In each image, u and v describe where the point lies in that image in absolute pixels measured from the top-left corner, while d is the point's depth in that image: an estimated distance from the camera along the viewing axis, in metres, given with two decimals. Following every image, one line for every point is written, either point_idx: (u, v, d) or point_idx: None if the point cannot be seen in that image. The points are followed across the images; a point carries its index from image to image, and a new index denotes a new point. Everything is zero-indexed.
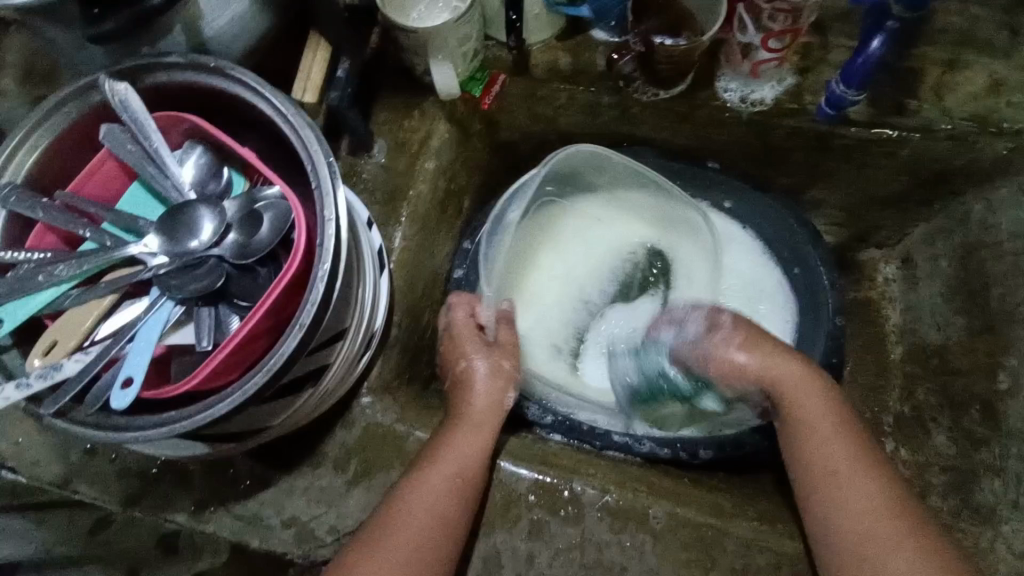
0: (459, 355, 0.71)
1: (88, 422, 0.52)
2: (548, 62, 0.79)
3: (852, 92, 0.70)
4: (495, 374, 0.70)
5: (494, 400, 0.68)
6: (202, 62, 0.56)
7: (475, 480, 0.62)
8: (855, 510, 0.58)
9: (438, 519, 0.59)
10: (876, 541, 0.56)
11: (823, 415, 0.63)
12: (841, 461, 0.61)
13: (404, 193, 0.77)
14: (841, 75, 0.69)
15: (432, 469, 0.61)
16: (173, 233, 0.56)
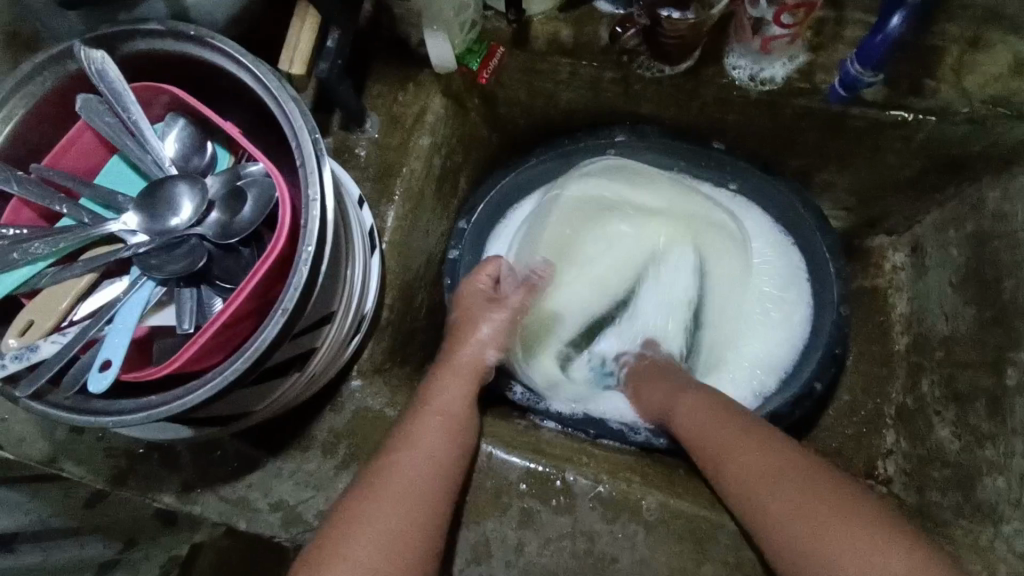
0: (466, 317, 0.72)
1: (65, 405, 0.50)
2: (549, 35, 0.76)
3: (868, 73, 0.66)
4: (498, 334, 0.71)
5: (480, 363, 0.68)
6: (182, 30, 0.53)
7: (461, 426, 0.62)
8: (750, 478, 0.58)
9: (433, 467, 0.59)
10: (776, 501, 0.55)
11: (697, 408, 0.66)
12: (730, 434, 0.61)
13: (397, 170, 0.75)
14: (857, 54, 0.66)
15: (410, 424, 0.61)
16: (152, 211, 0.54)
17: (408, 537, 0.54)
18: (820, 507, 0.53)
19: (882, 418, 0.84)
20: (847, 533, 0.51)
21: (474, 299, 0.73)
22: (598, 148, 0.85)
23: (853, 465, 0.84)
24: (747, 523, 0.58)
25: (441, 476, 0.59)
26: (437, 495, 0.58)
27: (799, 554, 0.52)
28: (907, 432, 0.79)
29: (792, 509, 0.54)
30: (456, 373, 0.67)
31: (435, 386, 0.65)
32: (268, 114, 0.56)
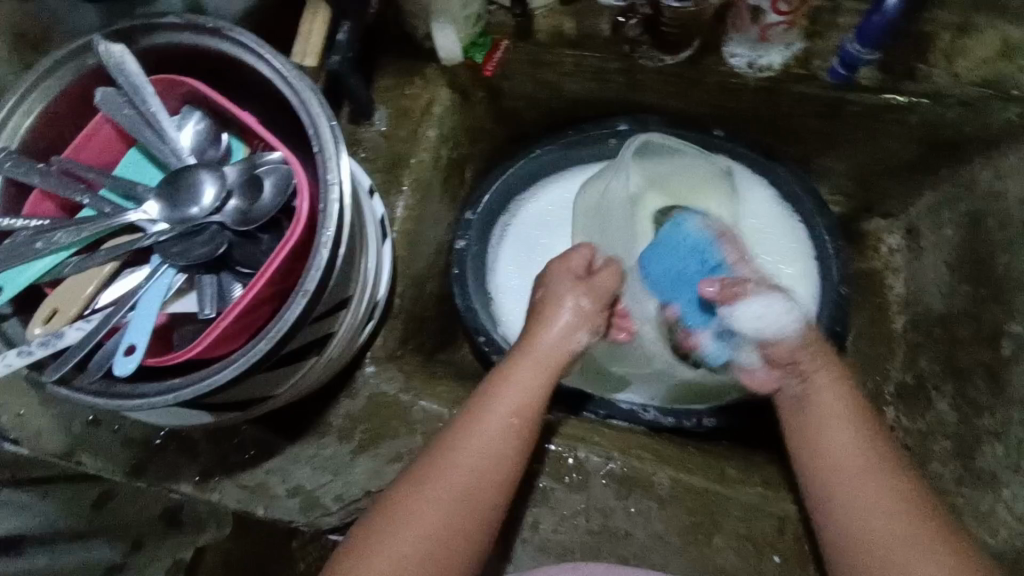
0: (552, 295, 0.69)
1: (90, 389, 0.51)
2: (550, 29, 0.78)
3: (866, 52, 0.68)
4: (579, 314, 0.67)
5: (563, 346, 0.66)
6: (200, 23, 0.55)
7: (533, 415, 0.61)
8: (841, 464, 0.60)
9: (494, 454, 0.59)
10: (857, 490, 0.58)
11: (830, 396, 0.64)
12: (842, 423, 0.62)
13: (406, 161, 0.76)
14: (856, 33, 0.68)
15: (491, 409, 0.61)
16: (174, 199, 0.55)
17: (455, 524, 0.56)
18: (895, 506, 0.56)
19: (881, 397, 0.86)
20: (915, 536, 0.55)
21: (570, 275, 0.70)
22: (600, 138, 0.87)
23: None
24: (815, 497, 0.60)
25: (502, 463, 0.59)
26: (499, 482, 0.58)
27: (866, 539, 0.56)
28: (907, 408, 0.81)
29: (867, 503, 0.57)
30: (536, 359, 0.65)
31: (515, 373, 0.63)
32: (284, 104, 0.58)
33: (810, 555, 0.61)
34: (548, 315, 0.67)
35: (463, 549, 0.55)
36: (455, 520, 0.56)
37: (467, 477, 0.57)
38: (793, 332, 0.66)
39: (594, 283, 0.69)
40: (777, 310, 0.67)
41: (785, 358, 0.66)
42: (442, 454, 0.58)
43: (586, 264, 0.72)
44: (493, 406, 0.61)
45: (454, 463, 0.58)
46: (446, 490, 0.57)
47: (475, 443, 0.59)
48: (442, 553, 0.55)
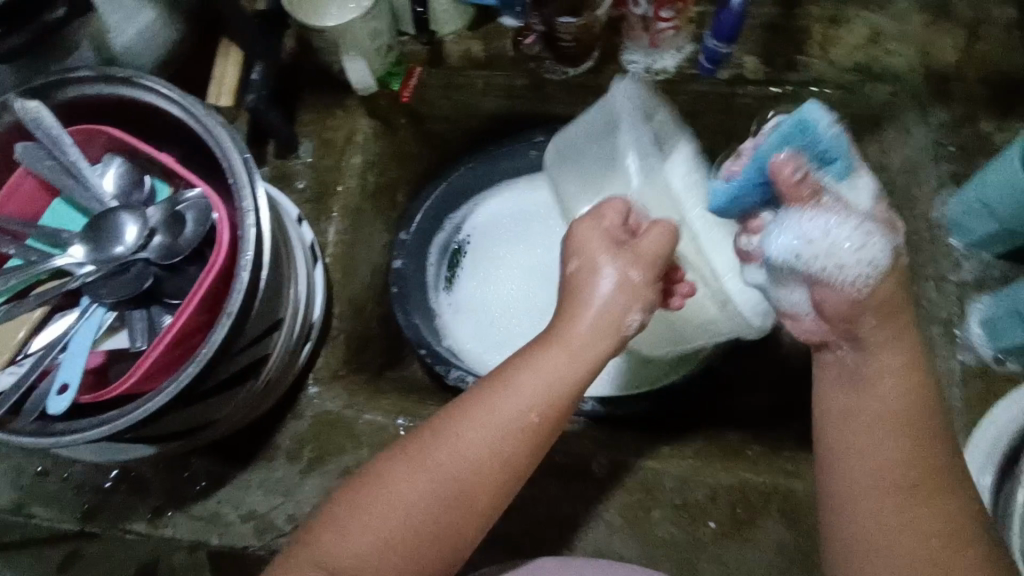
0: (582, 251, 0.55)
1: (26, 430, 0.52)
2: (462, 52, 0.83)
3: (724, 47, 0.74)
4: (626, 287, 0.53)
5: (604, 326, 0.52)
6: (112, 74, 0.58)
7: (552, 418, 0.51)
8: (883, 445, 0.50)
9: (488, 454, 0.50)
10: (878, 466, 0.50)
11: (888, 379, 0.52)
12: (893, 406, 0.51)
13: (333, 189, 0.80)
14: (713, 31, 0.74)
15: (507, 391, 0.51)
16: (99, 241, 0.58)
17: (436, 509, 0.49)
18: (908, 491, 0.48)
19: None
20: (918, 521, 0.48)
21: (602, 235, 0.56)
22: (521, 150, 0.91)
23: None
24: (825, 461, 0.53)
25: (501, 466, 0.50)
26: (502, 476, 0.50)
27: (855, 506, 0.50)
28: None
29: (876, 478, 0.50)
30: (562, 345, 0.52)
31: (531, 363, 0.52)
32: (199, 142, 0.61)
33: (742, 517, 0.64)
34: (578, 288, 0.54)
35: (432, 547, 0.49)
36: (423, 517, 0.49)
37: (465, 461, 0.50)
38: (856, 286, 0.51)
39: (635, 249, 0.54)
40: (840, 250, 0.50)
41: (840, 316, 0.52)
42: (445, 427, 0.51)
43: (622, 222, 0.57)
44: (500, 396, 0.51)
45: (452, 446, 0.50)
46: (436, 475, 0.49)
47: (484, 423, 0.50)
48: (402, 549, 0.48)
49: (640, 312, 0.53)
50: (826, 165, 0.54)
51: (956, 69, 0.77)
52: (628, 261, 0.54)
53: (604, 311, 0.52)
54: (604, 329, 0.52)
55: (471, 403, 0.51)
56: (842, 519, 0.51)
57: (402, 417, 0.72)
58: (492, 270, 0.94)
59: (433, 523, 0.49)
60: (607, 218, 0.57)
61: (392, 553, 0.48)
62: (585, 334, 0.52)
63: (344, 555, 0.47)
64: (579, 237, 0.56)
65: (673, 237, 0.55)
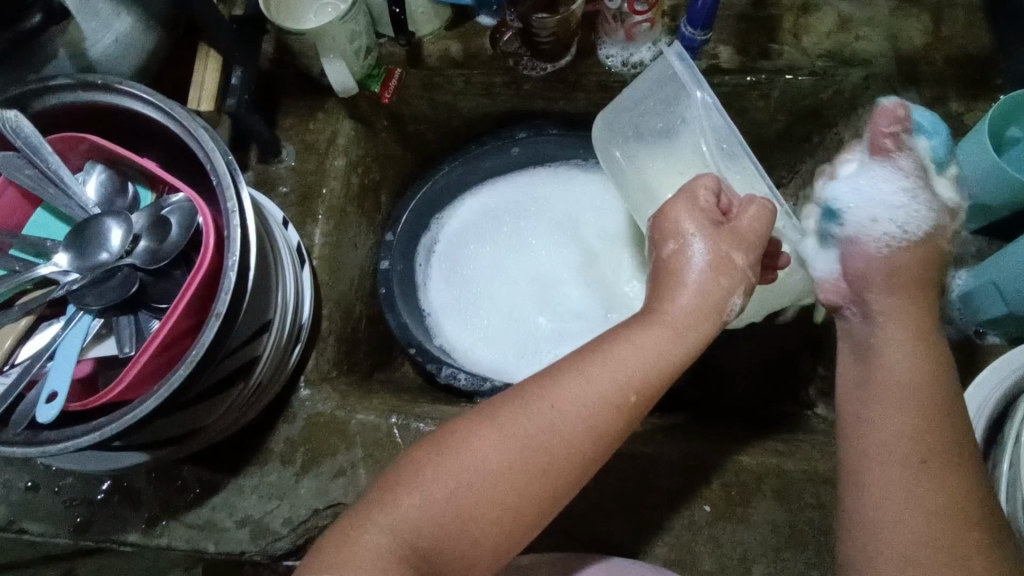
0: (672, 233, 0.55)
1: (17, 440, 0.52)
2: (440, 52, 0.84)
3: (699, 33, 0.76)
4: (723, 267, 0.53)
5: (702, 306, 0.52)
6: (90, 80, 0.58)
7: (649, 396, 0.51)
8: (891, 415, 0.51)
9: (584, 428, 0.49)
10: (881, 435, 0.51)
11: (906, 348, 0.54)
12: (923, 384, 0.52)
13: (317, 191, 0.80)
14: (688, 18, 0.76)
15: (600, 366, 0.50)
16: (83, 248, 0.58)
17: (521, 478, 0.48)
18: (908, 461, 0.49)
19: None
20: (916, 490, 0.48)
21: (692, 206, 0.56)
22: (502, 147, 0.93)
23: None
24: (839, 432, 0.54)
25: (595, 442, 0.49)
26: (590, 453, 0.50)
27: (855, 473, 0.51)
28: None
29: (878, 448, 0.50)
30: (664, 324, 0.52)
31: (635, 338, 0.51)
32: (182, 146, 0.61)
33: (736, 499, 0.65)
34: (675, 267, 0.54)
35: (519, 512, 0.48)
36: (512, 482, 0.48)
37: (554, 434, 0.49)
38: (879, 246, 0.57)
39: (732, 228, 0.54)
40: (884, 207, 0.58)
41: (857, 276, 0.58)
42: (532, 398, 0.50)
43: (714, 201, 0.56)
44: (599, 368, 0.50)
45: (542, 418, 0.49)
46: (525, 446, 0.48)
47: (575, 393, 0.49)
48: (486, 511, 0.48)
49: (740, 294, 0.53)
50: (928, 135, 0.63)
51: (925, 52, 0.79)
52: (723, 235, 0.54)
53: (705, 289, 0.52)
54: (698, 310, 0.52)
55: (563, 375, 0.51)
56: (846, 487, 0.51)
57: (394, 415, 0.72)
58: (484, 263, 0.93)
59: (520, 488, 0.48)
60: (700, 192, 0.56)
61: (478, 514, 0.47)
62: (683, 309, 0.52)
63: (422, 516, 0.47)
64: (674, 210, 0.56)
65: (770, 217, 0.55)
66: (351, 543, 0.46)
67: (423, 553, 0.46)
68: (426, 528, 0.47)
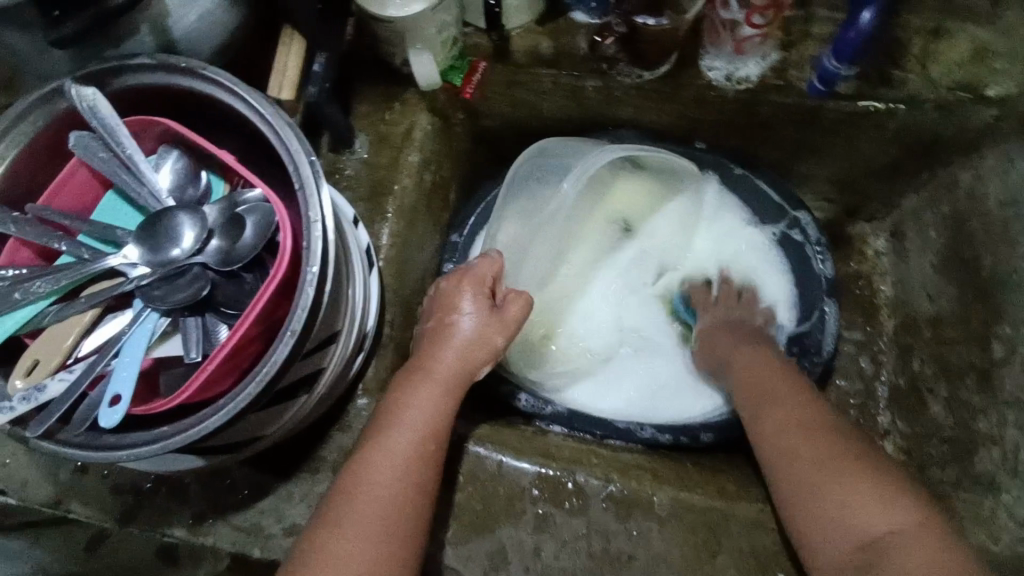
0: (450, 307, 0.68)
1: (76, 442, 0.50)
2: (528, 47, 0.78)
3: (845, 67, 0.69)
4: (493, 323, 0.67)
5: (464, 361, 0.64)
6: (172, 63, 0.54)
7: (441, 430, 0.60)
8: (779, 435, 0.61)
9: (415, 449, 0.58)
10: (798, 466, 0.58)
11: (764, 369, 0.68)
12: (767, 383, 0.66)
13: (389, 187, 0.76)
14: (833, 49, 0.69)
15: (400, 420, 0.59)
16: (154, 242, 0.54)
17: (388, 515, 0.54)
18: (827, 465, 0.56)
19: (874, 402, 0.87)
20: (850, 484, 0.55)
21: (470, 285, 0.69)
22: None
23: None
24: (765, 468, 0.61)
25: (423, 469, 0.57)
26: (422, 476, 0.57)
27: (802, 497, 0.57)
28: (902, 411, 0.83)
29: (809, 463, 0.57)
30: (437, 378, 0.63)
31: (414, 391, 0.62)
32: (261, 140, 0.57)
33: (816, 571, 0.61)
34: (445, 331, 0.66)
35: (395, 548, 0.54)
36: (386, 523, 0.54)
37: (391, 476, 0.56)
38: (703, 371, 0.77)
39: (498, 318, 0.67)
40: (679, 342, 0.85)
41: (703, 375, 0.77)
42: (369, 455, 0.57)
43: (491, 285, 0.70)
44: (406, 413, 0.60)
45: (380, 465, 0.56)
46: (370, 495, 0.55)
47: (401, 435, 0.58)
48: (378, 553, 0.53)
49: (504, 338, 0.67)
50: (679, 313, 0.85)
51: None
52: (486, 307, 0.68)
53: (467, 347, 0.65)
54: (471, 354, 0.65)
55: (382, 430, 0.59)
56: (801, 518, 0.56)
57: (473, 440, 0.68)
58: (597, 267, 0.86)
59: (381, 525, 0.54)
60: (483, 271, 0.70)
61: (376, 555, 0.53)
62: (453, 367, 0.64)
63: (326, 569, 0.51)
64: (447, 296, 0.69)
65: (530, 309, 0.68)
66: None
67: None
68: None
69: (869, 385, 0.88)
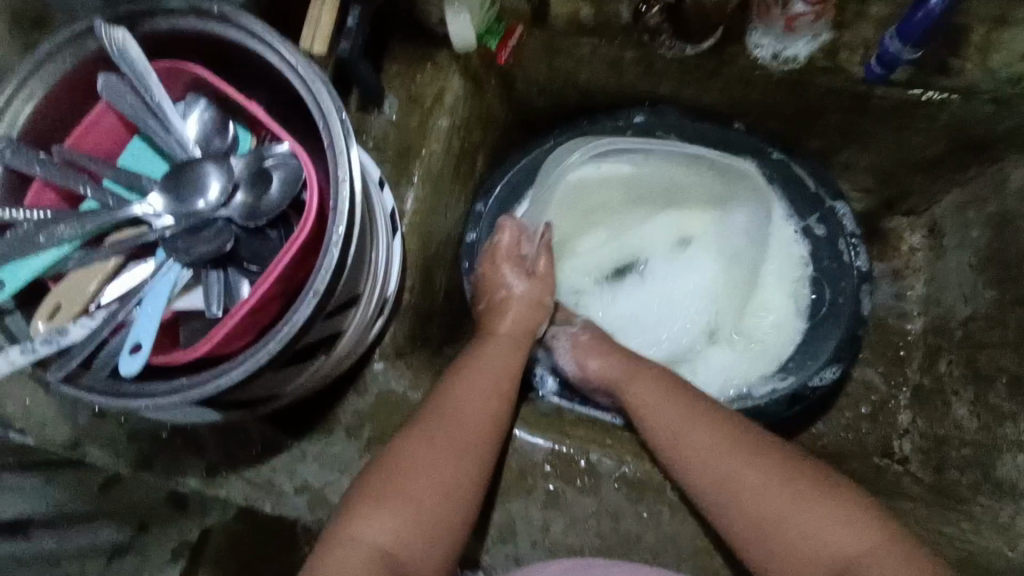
0: (498, 282, 0.78)
1: (95, 388, 0.50)
2: (568, 13, 0.75)
3: (909, 50, 0.65)
4: (530, 283, 0.78)
5: (527, 324, 0.76)
6: (206, 8, 0.52)
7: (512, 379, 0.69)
8: (712, 464, 0.58)
9: (490, 406, 0.65)
10: (711, 458, 0.59)
11: (637, 375, 0.69)
12: (649, 390, 0.67)
13: (416, 151, 0.74)
14: (896, 29, 0.65)
15: (474, 370, 0.68)
16: (179, 192, 0.53)
17: (461, 459, 0.60)
18: (738, 459, 0.58)
19: (895, 401, 0.86)
20: (816, 512, 0.54)
21: (504, 258, 0.79)
22: (616, 129, 0.84)
23: (869, 447, 0.85)
24: (720, 521, 0.58)
25: (494, 419, 0.64)
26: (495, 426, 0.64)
27: (772, 540, 0.54)
28: (923, 411, 0.81)
29: (764, 498, 0.55)
30: (502, 338, 0.73)
31: (486, 346, 0.72)
32: (291, 93, 0.55)
33: None
34: (502, 306, 0.76)
35: (470, 488, 0.60)
36: (459, 470, 0.60)
37: (459, 422, 0.62)
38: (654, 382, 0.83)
39: (538, 277, 0.79)
40: None
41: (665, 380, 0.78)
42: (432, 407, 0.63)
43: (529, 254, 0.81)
44: (474, 368, 0.68)
45: (452, 410, 0.63)
46: (451, 426, 0.61)
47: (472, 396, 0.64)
48: (453, 492, 0.59)
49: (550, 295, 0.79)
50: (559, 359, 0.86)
51: None
52: (527, 274, 0.79)
53: (525, 312, 0.76)
54: (528, 311, 0.77)
55: (456, 384, 0.65)
56: (722, 506, 0.57)
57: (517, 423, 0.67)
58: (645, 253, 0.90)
59: (460, 462, 0.60)
60: (510, 246, 0.79)
61: (450, 492, 0.59)
62: (515, 324, 0.75)
63: (395, 499, 0.57)
64: (485, 274, 0.79)
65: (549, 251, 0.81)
66: (356, 532, 0.55)
67: (421, 524, 0.57)
68: (423, 503, 0.58)
69: (893, 386, 0.86)
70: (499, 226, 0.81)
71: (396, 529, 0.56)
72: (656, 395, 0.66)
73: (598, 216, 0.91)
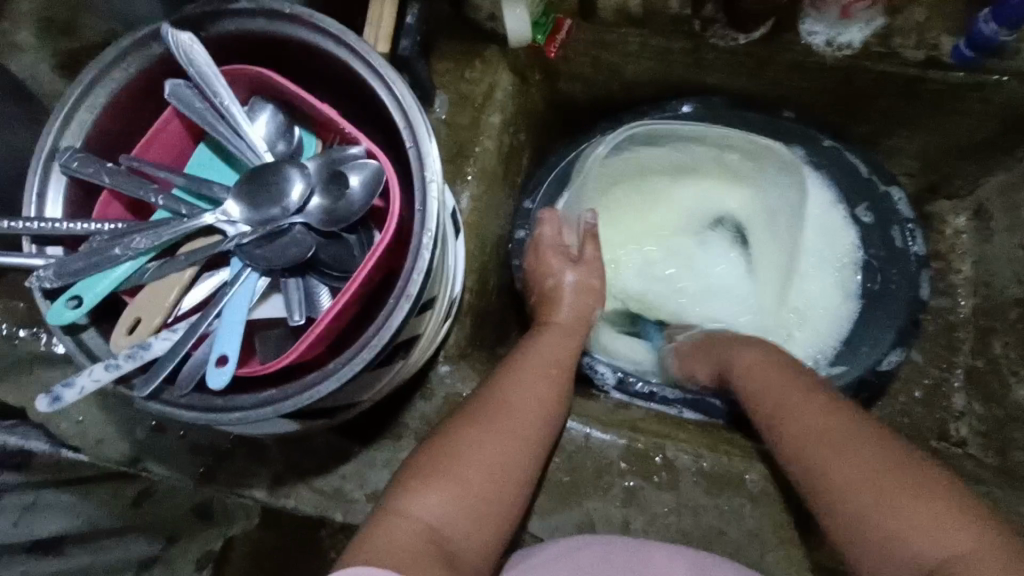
0: (548, 272, 0.77)
1: (183, 403, 0.48)
2: (617, 5, 0.74)
3: (1005, 33, 0.65)
4: (581, 269, 0.77)
5: (581, 312, 0.75)
6: (277, 9, 0.50)
7: (563, 369, 0.67)
8: (806, 439, 0.57)
9: (542, 401, 0.63)
10: (806, 429, 0.58)
11: (751, 356, 0.70)
12: (767, 372, 0.66)
13: (469, 150, 0.73)
14: (993, 11, 0.65)
15: (529, 358, 0.67)
16: (255, 199, 0.52)
17: (506, 461, 0.58)
18: (834, 437, 0.56)
19: (948, 385, 0.86)
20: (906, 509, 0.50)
21: (551, 250, 0.78)
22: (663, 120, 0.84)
23: (924, 430, 0.85)
24: (805, 487, 0.57)
25: (545, 404, 0.63)
26: (546, 422, 0.62)
27: (858, 526, 0.51)
28: (978, 394, 0.82)
29: (850, 482, 0.53)
30: (559, 326, 0.73)
31: (539, 335, 0.71)
32: (366, 94, 0.54)
33: None
34: (556, 296, 0.75)
35: (518, 475, 0.58)
36: (505, 460, 0.58)
37: (513, 420, 0.60)
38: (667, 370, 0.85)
39: (586, 262, 0.78)
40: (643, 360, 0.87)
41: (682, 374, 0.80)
42: (491, 399, 0.61)
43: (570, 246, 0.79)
44: (526, 360, 0.66)
45: (514, 400, 0.61)
46: (510, 414, 0.60)
47: (526, 392, 0.62)
48: (498, 480, 0.57)
49: (599, 278, 0.77)
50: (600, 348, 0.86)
51: None
52: (575, 263, 0.77)
53: (578, 301, 0.75)
54: (580, 298, 0.76)
55: (518, 375, 0.64)
56: (811, 478, 0.56)
57: (571, 416, 0.67)
58: (687, 243, 0.91)
59: (512, 447, 0.59)
60: (555, 236, 0.78)
61: (497, 478, 0.57)
62: (570, 312, 0.74)
63: (446, 479, 0.55)
64: (536, 267, 0.78)
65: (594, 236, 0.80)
66: (406, 507, 0.54)
67: (473, 506, 0.55)
68: (472, 485, 0.56)
69: (943, 369, 0.87)
70: (540, 218, 0.80)
71: (446, 508, 0.54)
72: (760, 375, 0.66)
73: (636, 211, 0.91)
